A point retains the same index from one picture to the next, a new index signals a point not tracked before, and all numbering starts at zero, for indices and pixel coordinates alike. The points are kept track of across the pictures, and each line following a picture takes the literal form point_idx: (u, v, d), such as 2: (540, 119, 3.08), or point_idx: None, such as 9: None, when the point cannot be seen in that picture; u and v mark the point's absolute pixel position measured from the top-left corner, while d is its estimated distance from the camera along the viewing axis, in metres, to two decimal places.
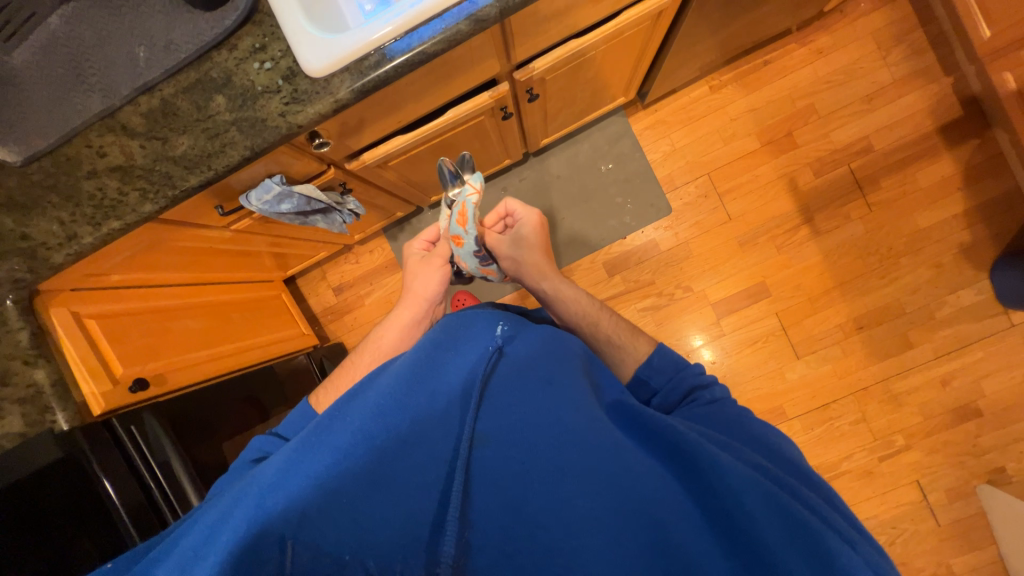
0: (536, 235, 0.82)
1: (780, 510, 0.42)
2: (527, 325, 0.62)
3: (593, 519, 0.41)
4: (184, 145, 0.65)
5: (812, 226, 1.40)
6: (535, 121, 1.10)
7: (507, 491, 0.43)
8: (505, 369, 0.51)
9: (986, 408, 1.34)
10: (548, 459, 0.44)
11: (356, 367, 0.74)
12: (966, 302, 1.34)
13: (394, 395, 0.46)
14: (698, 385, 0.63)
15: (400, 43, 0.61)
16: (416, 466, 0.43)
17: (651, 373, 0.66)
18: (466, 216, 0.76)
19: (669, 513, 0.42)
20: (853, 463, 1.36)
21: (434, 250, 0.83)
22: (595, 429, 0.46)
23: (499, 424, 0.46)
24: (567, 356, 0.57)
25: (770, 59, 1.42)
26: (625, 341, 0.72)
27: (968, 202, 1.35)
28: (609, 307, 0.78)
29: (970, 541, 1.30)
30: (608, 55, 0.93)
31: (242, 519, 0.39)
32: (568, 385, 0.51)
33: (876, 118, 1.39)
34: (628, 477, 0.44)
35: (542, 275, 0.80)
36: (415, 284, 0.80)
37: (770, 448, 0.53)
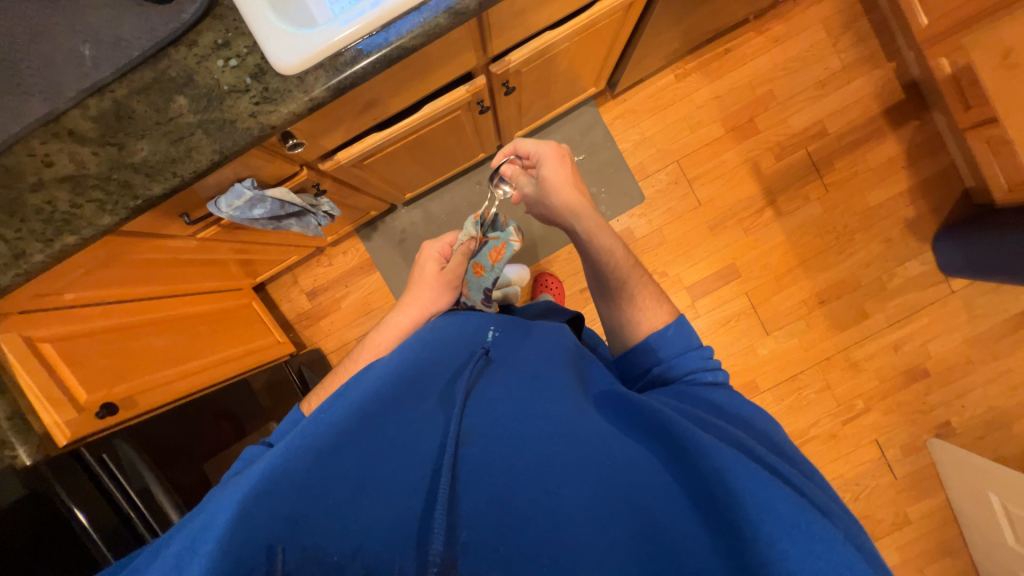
0: (559, 171, 0.76)
1: (769, 485, 0.41)
2: (515, 331, 0.67)
3: (575, 505, 0.43)
4: (143, 150, 0.60)
5: (775, 208, 1.47)
6: (511, 114, 1.09)
7: (492, 485, 0.45)
8: (488, 371, 0.56)
9: (933, 368, 1.46)
10: (529, 449, 0.47)
11: (346, 371, 0.72)
12: (913, 273, 1.46)
13: (381, 400, 0.50)
14: (705, 365, 0.65)
15: (376, 39, 0.59)
16: (406, 464, 0.46)
17: (662, 343, 0.68)
18: (501, 253, 0.77)
19: (650, 496, 0.44)
20: (820, 428, 1.46)
21: (450, 264, 0.78)
22: (573, 420, 0.49)
23: (484, 421, 0.49)
24: (554, 355, 0.61)
25: (731, 48, 1.46)
26: (645, 304, 0.73)
27: (913, 180, 1.45)
28: (642, 265, 0.76)
29: (922, 489, 1.43)
30: (580, 47, 0.93)
31: (231, 525, 0.41)
32: (554, 380, 0.55)
33: (829, 103, 1.46)
34: (610, 466, 0.46)
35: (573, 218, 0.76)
36: (421, 296, 0.76)
37: (755, 431, 0.55)
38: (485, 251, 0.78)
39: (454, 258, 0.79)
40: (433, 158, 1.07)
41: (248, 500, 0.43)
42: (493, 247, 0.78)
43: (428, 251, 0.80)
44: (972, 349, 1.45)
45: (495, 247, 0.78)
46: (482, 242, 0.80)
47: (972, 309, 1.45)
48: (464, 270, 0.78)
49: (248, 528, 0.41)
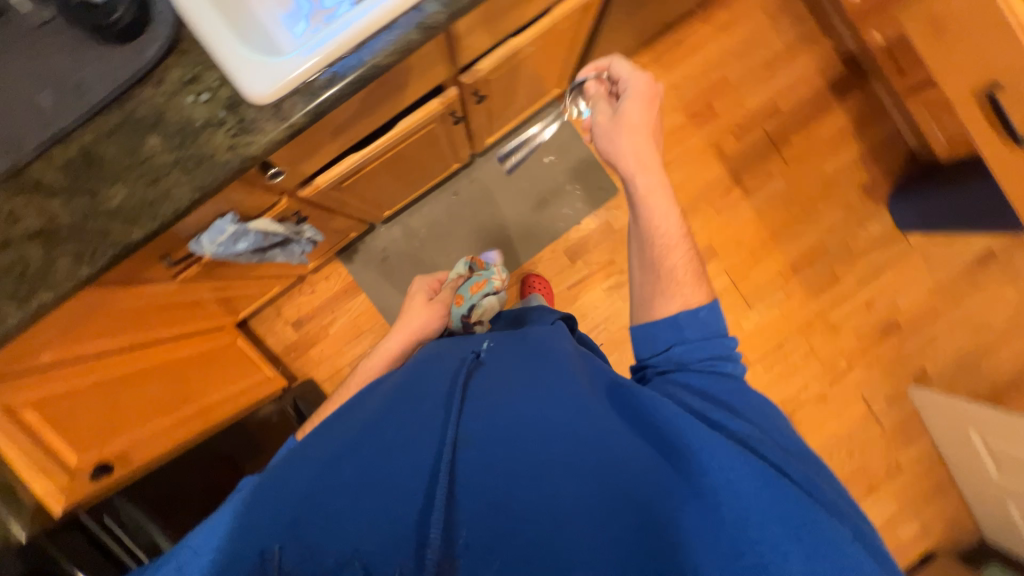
0: (643, 103, 0.75)
1: (767, 487, 0.45)
2: (511, 338, 0.69)
3: (573, 505, 0.46)
4: (118, 196, 0.58)
5: (742, 186, 1.53)
6: (482, 122, 1.10)
7: (491, 487, 0.48)
8: (483, 376, 0.60)
9: (904, 321, 1.55)
10: (526, 451, 0.50)
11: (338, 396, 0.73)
12: (874, 233, 1.55)
13: (387, 417, 0.55)
14: (726, 354, 0.64)
15: (350, 59, 0.59)
16: (406, 474, 0.49)
17: (688, 323, 0.65)
18: (481, 287, 0.87)
19: (648, 493, 0.47)
20: (810, 392, 1.52)
21: (438, 295, 0.85)
22: (572, 421, 0.52)
23: (482, 425, 0.52)
24: (549, 354, 0.63)
25: (681, 39, 1.53)
26: (686, 279, 0.69)
27: (863, 146, 1.54)
28: (691, 238, 0.73)
29: (908, 435, 1.53)
30: (543, 51, 0.95)
31: (253, 531, 0.48)
32: (551, 381, 0.57)
33: (778, 83, 1.54)
34: (607, 464, 0.49)
35: (640, 170, 0.72)
36: (413, 321, 0.80)
37: (770, 421, 0.57)
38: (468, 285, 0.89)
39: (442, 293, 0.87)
40: (410, 173, 1.07)
41: (265, 506, 0.50)
42: (475, 282, 0.89)
43: (418, 284, 0.88)
44: (936, 298, 1.55)
45: (474, 283, 0.89)
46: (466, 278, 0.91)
47: (931, 261, 1.56)
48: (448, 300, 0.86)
49: (256, 534, 0.47)
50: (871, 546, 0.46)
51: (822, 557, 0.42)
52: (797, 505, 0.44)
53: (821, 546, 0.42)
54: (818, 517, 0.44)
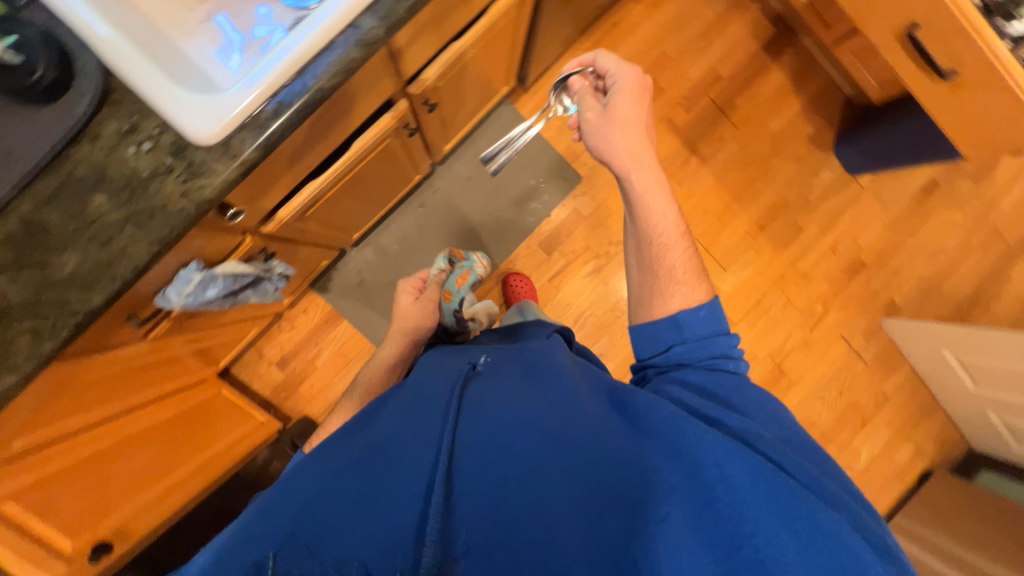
0: (635, 97, 0.76)
1: (761, 482, 0.49)
2: (511, 351, 0.72)
3: (564, 504, 0.52)
4: (71, 262, 0.55)
5: (699, 155, 1.57)
6: (437, 130, 1.09)
7: (485, 491, 0.53)
8: (477, 387, 0.64)
9: (867, 258, 1.65)
10: (520, 458, 0.55)
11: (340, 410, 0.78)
12: (827, 180, 1.62)
13: (388, 437, 0.59)
14: (726, 351, 0.70)
15: (293, 87, 0.57)
16: (408, 487, 0.54)
17: (692, 321, 0.71)
18: (465, 278, 1.01)
19: (638, 489, 0.51)
20: (793, 340, 1.62)
21: (424, 293, 0.91)
22: (567, 428, 0.57)
23: (478, 434, 0.57)
24: (545, 364, 0.67)
25: (617, 22, 1.55)
26: (686, 280, 0.74)
27: (804, 100, 1.61)
28: (689, 237, 0.78)
29: (889, 366, 1.67)
30: (486, 50, 0.95)
31: (257, 533, 0.52)
32: (548, 390, 0.62)
33: (715, 51, 1.59)
34: (597, 464, 0.54)
35: (636, 169, 0.75)
36: (404, 320, 0.86)
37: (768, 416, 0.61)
38: (451, 280, 1.01)
39: (428, 290, 0.93)
40: (372, 192, 1.06)
41: (269, 518, 0.54)
42: (458, 275, 1.02)
43: (403, 286, 0.94)
44: (892, 233, 1.66)
45: (459, 274, 1.04)
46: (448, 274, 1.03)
47: (882, 198, 1.65)
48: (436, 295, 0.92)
49: (263, 538, 0.52)
50: (868, 535, 0.48)
51: (812, 544, 0.45)
52: (790, 496, 0.48)
53: (812, 536, 0.46)
54: (810, 507, 0.47)
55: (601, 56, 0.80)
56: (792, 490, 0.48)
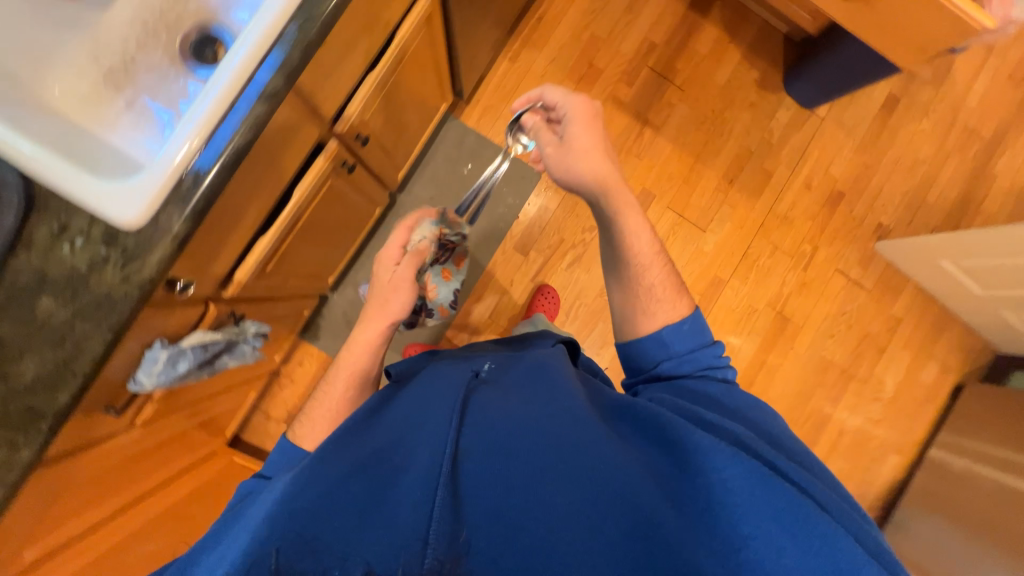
0: (587, 128, 0.89)
1: (762, 485, 0.53)
2: (511, 365, 0.76)
3: (571, 501, 0.53)
4: (31, 368, 0.56)
5: (651, 124, 1.56)
6: (382, 161, 1.10)
7: (493, 489, 0.54)
8: (480, 395, 0.66)
9: (843, 187, 1.63)
10: (528, 460, 0.56)
11: (327, 396, 0.77)
12: (786, 120, 1.61)
13: (391, 446, 0.59)
14: (714, 362, 0.85)
15: (207, 152, 0.58)
16: (412, 488, 0.53)
17: (679, 337, 0.85)
18: (456, 267, 1.17)
19: (643, 492, 0.55)
20: (790, 284, 1.60)
21: (400, 268, 0.83)
22: (575, 434, 0.59)
23: (484, 440, 0.58)
24: (546, 377, 0.70)
25: (541, 15, 1.54)
26: (667, 296, 0.89)
27: (743, 47, 1.60)
28: (664, 255, 0.92)
29: (894, 289, 1.64)
30: (407, 73, 0.96)
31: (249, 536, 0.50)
32: (553, 398, 0.65)
33: (644, 20, 1.56)
34: (605, 465, 0.56)
35: (605, 193, 0.88)
36: (379, 301, 0.81)
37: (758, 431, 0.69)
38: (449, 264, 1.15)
39: (405, 263, 0.83)
40: (329, 235, 1.06)
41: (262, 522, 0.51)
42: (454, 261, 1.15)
43: (381, 254, 0.86)
44: (864, 157, 1.64)
45: (456, 258, 1.16)
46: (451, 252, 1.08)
47: (844, 125, 1.64)
48: (410, 274, 0.82)
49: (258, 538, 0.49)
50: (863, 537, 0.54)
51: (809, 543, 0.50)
52: (789, 498, 0.52)
53: (813, 537, 0.50)
54: (809, 511, 0.51)
55: (547, 91, 0.92)
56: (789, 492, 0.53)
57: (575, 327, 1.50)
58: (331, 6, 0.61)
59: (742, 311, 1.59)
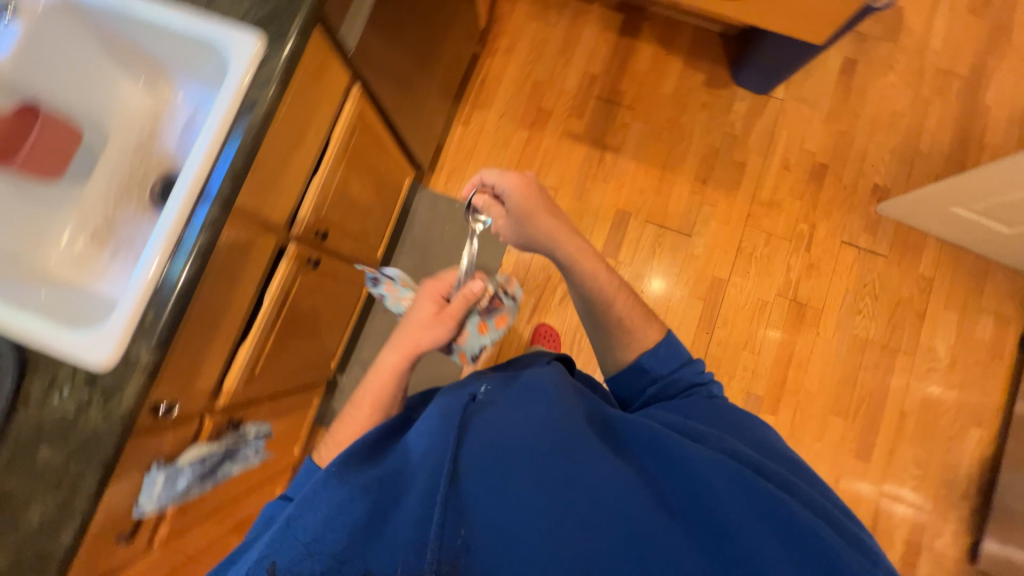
0: (524, 196, 0.93)
1: (740, 489, 0.60)
2: (506, 382, 0.75)
3: (566, 508, 0.57)
4: (37, 514, 0.61)
5: (611, 148, 1.59)
6: (354, 246, 1.18)
7: (492, 503, 0.57)
8: (480, 413, 0.66)
9: (825, 159, 1.58)
10: (525, 475, 0.59)
11: (352, 420, 0.74)
12: (744, 111, 1.61)
13: (393, 470, 0.60)
14: (695, 381, 0.86)
15: (164, 286, 0.65)
16: (413, 506, 0.57)
17: (655, 362, 0.87)
18: (498, 324, 0.91)
19: (634, 500, 0.59)
20: (796, 268, 1.53)
21: (449, 306, 0.81)
22: (572, 446, 0.62)
23: (482, 457, 0.60)
24: (542, 389, 0.71)
25: (483, 77, 1.64)
26: (639, 325, 0.91)
27: (682, 55, 1.63)
28: (629, 289, 0.94)
29: (913, 248, 1.53)
30: (354, 166, 1.04)
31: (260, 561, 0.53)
32: (550, 412, 0.66)
33: (580, 57, 1.64)
34: (599, 477, 0.60)
35: (557, 247, 0.93)
36: (413, 333, 0.78)
37: (749, 437, 0.73)
38: (492, 318, 0.91)
39: (455, 299, 0.81)
40: (316, 326, 1.13)
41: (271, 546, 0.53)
42: (499, 318, 0.92)
43: (428, 289, 0.84)
44: (837, 124, 1.60)
45: (501, 318, 0.91)
46: (495, 305, 0.92)
47: (807, 99, 1.61)
48: (460, 310, 0.80)
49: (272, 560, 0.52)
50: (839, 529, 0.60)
51: (778, 537, 0.57)
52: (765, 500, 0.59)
53: (782, 530, 0.57)
54: (782, 509, 0.58)
55: (485, 172, 0.97)
56: (764, 493, 0.60)
57: (581, 358, 1.48)
58: (250, 134, 0.68)
59: (752, 307, 1.51)
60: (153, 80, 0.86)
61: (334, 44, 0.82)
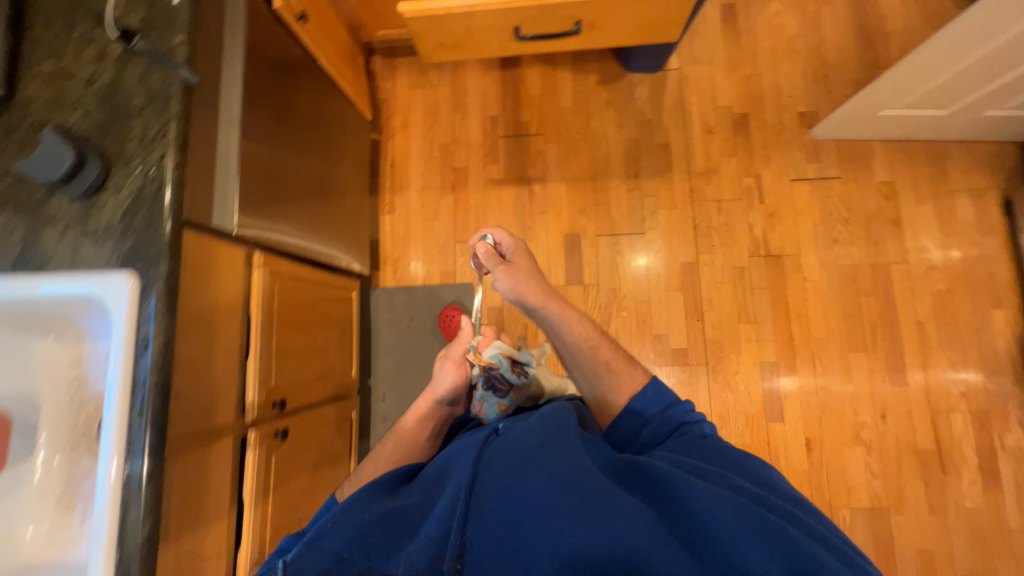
0: (520, 253, 0.90)
1: (756, 526, 0.53)
2: (524, 415, 0.76)
3: (568, 527, 0.55)
4: None
5: (536, 179, 1.58)
6: (324, 387, 1.16)
7: (498, 520, 0.58)
8: (495, 447, 0.67)
9: (742, 108, 1.55)
10: (534, 496, 0.59)
11: (378, 457, 0.82)
12: (647, 93, 1.58)
13: (409, 505, 0.62)
14: (683, 421, 0.80)
15: (124, 556, 0.64)
16: (432, 529, 0.59)
17: (645, 405, 0.82)
18: (516, 396, 0.81)
19: (639, 531, 0.54)
20: (757, 223, 1.49)
21: (451, 353, 0.84)
22: (581, 472, 0.60)
23: (496, 484, 0.61)
24: (558, 420, 0.70)
25: (391, 160, 1.63)
26: (622, 368, 0.87)
27: (568, 64, 1.61)
28: (611, 336, 0.91)
29: (862, 158, 1.49)
30: (288, 322, 1.02)
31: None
32: (563, 442, 0.65)
33: (474, 105, 1.63)
34: (606, 503, 0.57)
35: (552, 298, 0.86)
36: (431, 383, 0.84)
37: (760, 480, 0.65)
38: (509, 389, 0.81)
39: (456, 346, 0.85)
40: (314, 481, 1.11)
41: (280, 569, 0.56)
42: (518, 390, 0.82)
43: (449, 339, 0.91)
44: (741, 71, 1.57)
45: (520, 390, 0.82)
46: (511, 378, 0.81)
47: (703, 58, 1.58)
48: (459, 351, 0.84)
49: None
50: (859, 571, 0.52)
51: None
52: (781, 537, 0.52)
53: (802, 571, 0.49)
54: (802, 547, 0.51)
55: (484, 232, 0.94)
56: (780, 531, 0.52)
57: None
58: (155, 374, 0.67)
59: (731, 277, 1.47)
60: (60, 331, 0.84)
61: (215, 233, 0.81)
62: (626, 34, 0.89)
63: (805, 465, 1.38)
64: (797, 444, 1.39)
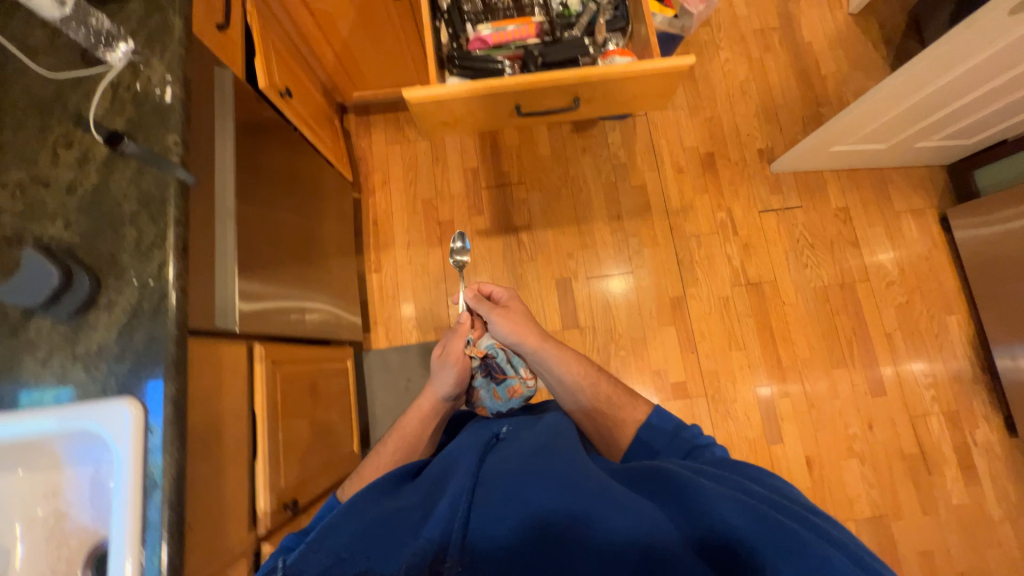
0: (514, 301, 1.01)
1: (759, 519, 0.50)
2: (526, 422, 0.79)
3: (566, 519, 0.55)
4: None
5: (522, 227, 1.60)
6: (328, 474, 1.09)
7: (499, 514, 0.58)
8: (499, 453, 0.69)
9: (707, 148, 1.66)
10: (535, 490, 0.59)
11: (380, 456, 0.87)
12: (619, 138, 1.66)
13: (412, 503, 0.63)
14: (696, 445, 0.76)
15: None
16: (432, 530, 0.58)
17: (653, 437, 0.80)
18: (512, 389, 0.96)
19: (638, 523, 0.53)
20: (734, 254, 1.58)
21: (451, 350, 0.96)
22: (582, 469, 0.61)
23: (499, 481, 0.62)
24: (562, 428, 0.72)
25: (374, 217, 1.61)
26: (623, 402, 0.87)
27: None
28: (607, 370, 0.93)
29: (817, 188, 1.63)
30: (291, 412, 0.95)
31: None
32: (566, 446, 0.67)
33: (453, 157, 1.64)
34: (605, 496, 0.56)
35: (547, 340, 0.94)
36: (434, 380, 0.95)
37: (768, 483, 0.60)
38: (506, 385, 0.97)
39: (454, 344, 0.97)
40: None
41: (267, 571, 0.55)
42: (512, 385, 0.96)
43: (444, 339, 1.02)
44: (702, 114, 1.68)
45: (515, 385, 0.97)
46: (507, 375, 0.97)
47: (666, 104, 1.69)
48: (459, 347, 0.96)
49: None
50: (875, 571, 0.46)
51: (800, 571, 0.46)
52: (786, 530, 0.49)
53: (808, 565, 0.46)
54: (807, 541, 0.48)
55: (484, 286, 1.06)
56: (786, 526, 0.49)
57: None
58: (169, 511, 0.60)
59: (718, 307, 1.54)
60: (30, 461, 0.74)
61: (216, 334, 0.75)
62: (619, 105, 0.94)
63: (808, 482, 1.44)
64: (799, 463, 1.45)
